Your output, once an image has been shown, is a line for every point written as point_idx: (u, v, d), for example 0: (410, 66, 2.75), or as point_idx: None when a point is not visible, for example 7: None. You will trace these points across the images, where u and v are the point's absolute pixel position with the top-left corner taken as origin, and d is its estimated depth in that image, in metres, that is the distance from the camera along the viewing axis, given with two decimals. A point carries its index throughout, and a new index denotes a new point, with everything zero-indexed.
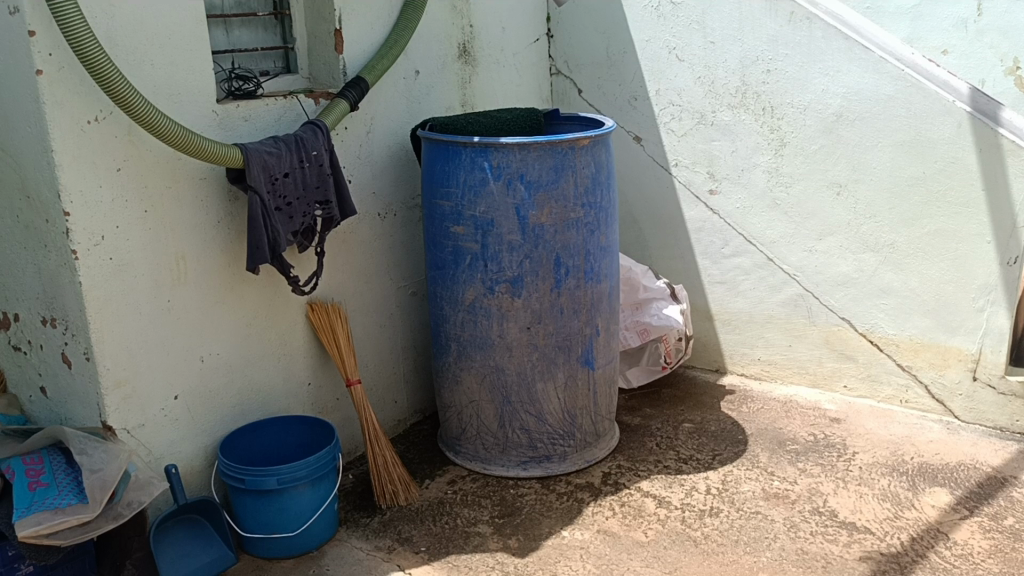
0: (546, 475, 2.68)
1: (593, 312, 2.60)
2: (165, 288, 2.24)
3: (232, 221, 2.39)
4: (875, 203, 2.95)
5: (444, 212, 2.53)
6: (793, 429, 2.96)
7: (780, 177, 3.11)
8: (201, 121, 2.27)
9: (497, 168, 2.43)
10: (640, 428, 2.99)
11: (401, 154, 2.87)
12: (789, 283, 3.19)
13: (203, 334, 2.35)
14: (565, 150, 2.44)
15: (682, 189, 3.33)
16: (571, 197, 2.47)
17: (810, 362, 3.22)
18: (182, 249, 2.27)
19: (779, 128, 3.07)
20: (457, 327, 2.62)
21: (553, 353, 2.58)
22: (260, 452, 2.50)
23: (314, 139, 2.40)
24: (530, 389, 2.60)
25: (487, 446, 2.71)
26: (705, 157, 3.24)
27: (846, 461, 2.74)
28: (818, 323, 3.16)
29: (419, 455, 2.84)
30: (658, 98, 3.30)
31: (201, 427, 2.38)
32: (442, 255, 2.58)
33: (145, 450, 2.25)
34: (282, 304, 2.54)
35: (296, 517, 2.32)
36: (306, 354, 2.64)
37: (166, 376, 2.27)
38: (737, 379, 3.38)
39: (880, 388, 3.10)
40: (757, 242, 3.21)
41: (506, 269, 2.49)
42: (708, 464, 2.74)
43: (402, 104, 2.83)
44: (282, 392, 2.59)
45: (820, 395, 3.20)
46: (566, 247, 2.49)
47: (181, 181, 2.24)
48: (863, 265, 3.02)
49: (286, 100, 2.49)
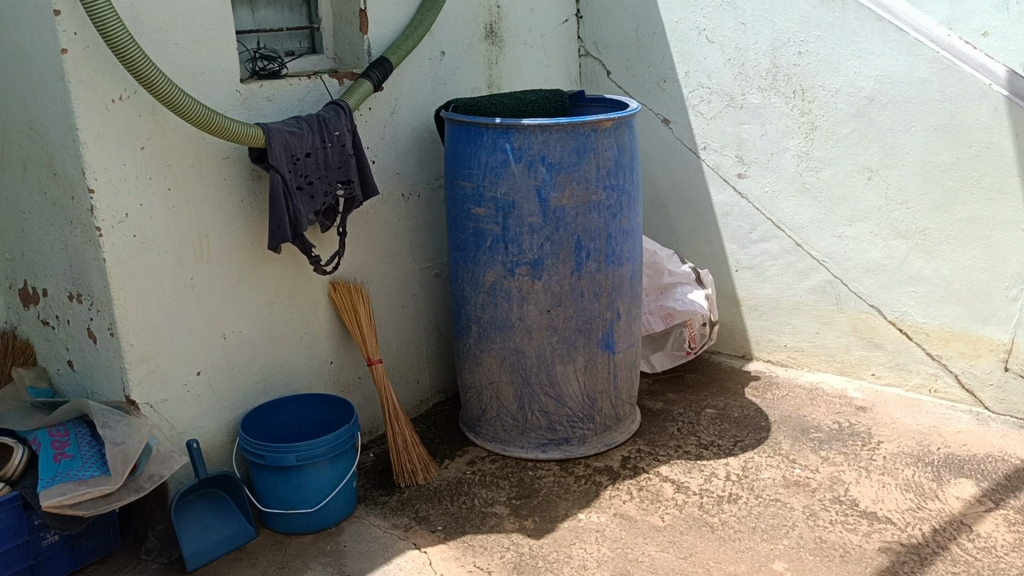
0: (565, 458, 2.68)
1: (614, 296, 2.59)
2: (188, 265, 2.27)
3: (255, 200, 2.41)
4: (906, 188, 2.89)
5: (466, 193, 2.53)
6: (818, 417, 2.92)
7: (810, 162, 3.06)
8: (225, 100, 2.29)
9: (518, 149, 2.42)
10: (662, 413, 2.98)
11: (426, 135, 2.87)
12: (818, 269, 3.14)
13: (226, 311, 2.38)
14: (587, 132, 2.42)
15: (711, 173, 3.29)
16: (593, 179, 2.45)
17: (837, 349, 3.17)
18: (205, 227, 2.30)
19: (810, 111, 3.01)
20: (478, 309, 2.62)
21: (574, 336, 2.57)
22: (282, 429, 2.53)
23: (337, 120, 2.40)
24: (549, 372, 2.60)
25: (507, 428, 2.71)
26: (734, 140, 3.20)
27: (870, 450, 2.70)
28: (847, 310, 3.11)
29: (440, 436, 2.86)
30: (688, 80, 3.26)
31: (224, 403, 2.42)
32: (464, 236, 2.58)
33: (167, 424, 2.29)
34: (304, 283, 2.57)
35: (315, 493, 2.34)
36: (328, 333, 2.67)
37: (189, 352, 2.31)
38: (763, 366, 3.34)
39: (909, 377, 3.04)
40: (785, 227, 3.17)
41: (527, 251, 2.48)
42: (729, 450, 2.72)
43: (427, 85, 2.83)
44: (304, 370, 2.62)
45: (847, 382, 3.16)
46: (587, 229, 2.48)
47: (204, 160, 2.27)
48: (893, 252, 2.97)
49: (310, 80, 2.50)
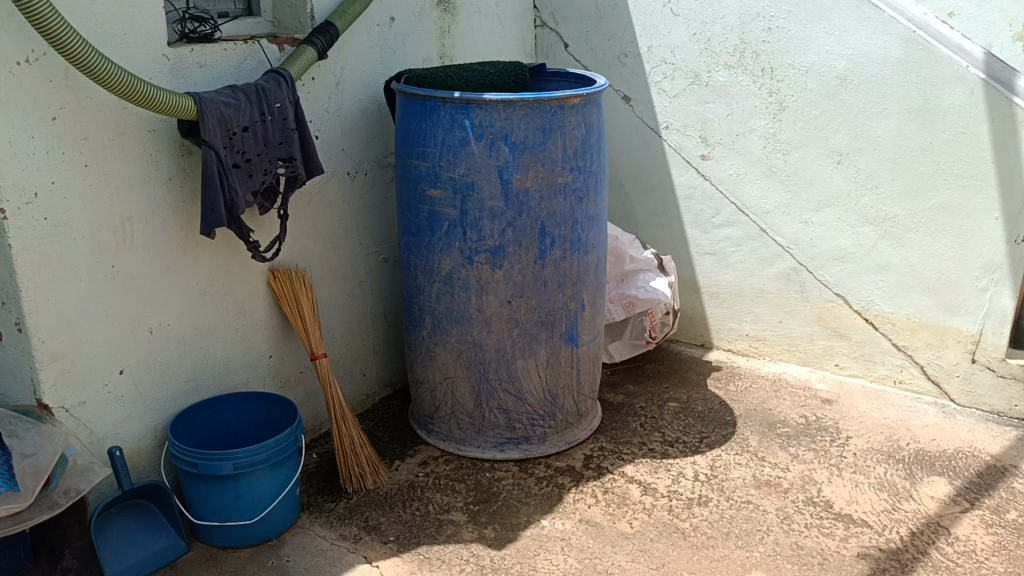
0: (524, 458, 2.52)
1: (579, 286, 2.42)
2: (108, 252, 2.02)
3: (185, 179, 2.16)
4: (877, 173, 2.78)
5: (420, 173, 2.33)
6: (783, 411, 2.81)
7: (778, 144, 2.93)
8: (150, 66, 2.04)
9: (479, 126, 2.22)
10: (624, 406, 2.83)
11: (374, 109, 2.64)
12: (783, 256, 3.02)
13: (152, 302, 2.14)
14: (553, 109, 2.23)
15: (673, 153, 3.14)
16: (559, 160, 2.27)
17: (801, 339, 3.07)
18: (128, 209, 2.05)
19: (779, 91, 2.88)
20: (432, 299, 2.42)
21: (535, 328, 2.40)
22: (215, 430, 2.30)
23: (278, 91, 2.17)
24: (509, 367, 2.43)
25: (462, 426, 2.53)
26: (698, 119, 3.05)
27: (839, 446, 2.60)
28: (811, 298, 3.01)
29: (388, 434, 2.66)
30: (650, 55, 3.09)
31: (150, 405, 2.17)
32: (417, 220, 2.38)
33: (85, 429, 2.04)
34: (241, 271, 2.33)
35: (253, 503, 2.13)
36: (267, 325, 2.44)
37: (110, 349, 2.06)
38: (723, 356, 3.22)
39: (874, 368, 2.96)
40: (749, 212, 3.04)
41: (487, 237, 2.29)
42: (695, 448, 2.59)
43: (375, 53, 2.60)
44: (240, 366, 2.38)
45: (811, 373, 3.06)
46: (552, 215, 2.30)
47: (126, 133, 2.01)
48: (861, 239, 2.86)
49: (247, 45, 2.25)
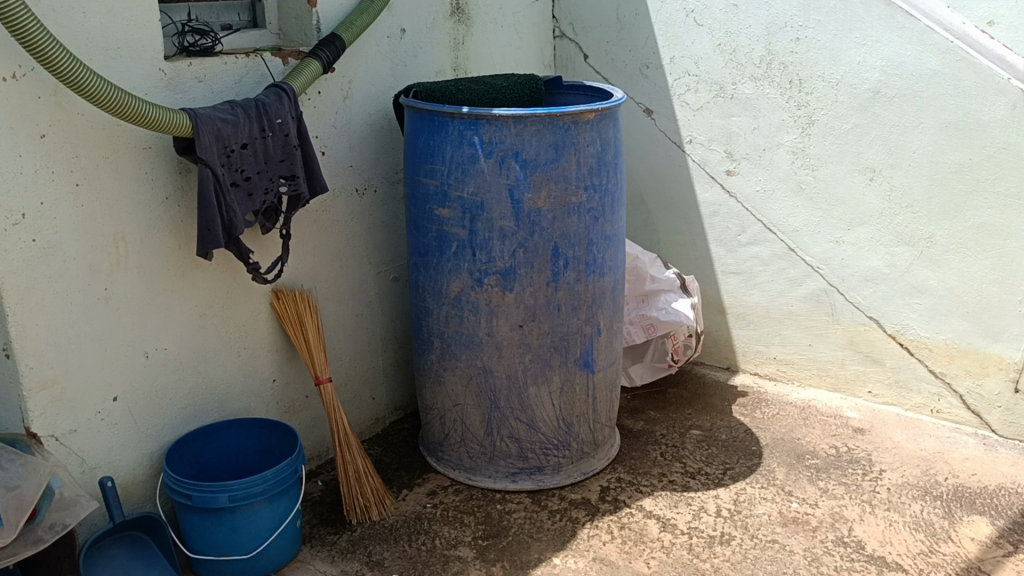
0: (537, 489, 2.40)
1: (594, 309, 2.30)
2: (101, 274, 1.94)
3: (183, 198, 2.07)
4: (912, 190, 2.63)
5: (428, 192, 2.23)
6: (812, 440, 2.67)
7: (807, 159, 2.79)
8: (145, 82, 1.96)
9: (488, 143, 2.11)
10: (644, 434, 2.70)
11: (383, 124, 2.54)
12: (812, 277, 2.88)
13: (148, 326, 2.05)
14: (566, 125, 2.12)
15: (697, 169, 3.01)
16: (572, 178, 2.16)
17: (831, 363, 2.92)
18: (122, 229, 1.96)
19: (808, 104, 2.74)
20: (441, 323, 2.32)
21: (548, 354, 2.28)
22: (214, 458, 2.20)
23: (279, 105, 2.08)
24: (521, 395, 2.31)
25: (472, 455, 2.42)
26: (723, 133, 2.92)
27: (871, 480, 2.46)
28: (843, 321, 2.86)
29: (397, 460, 2.56)
30: (672, 67, 2.98)
31: (146, 433, 2.08)
32: (425, 240, 2.28)
33: (76, 459, 1.95)
34: (243, 292, 2.24)
35: (251, 537, 2.03)
36: (271, 347, 2.34)
37: (103, 375, 1.97)
38: (750, 380, 3.08)
39: (909, 396, 2.81)
40: (777, 230, 2.90)
41: (497, 258, 2.18)
42: (718, 481, 2.45)
43: (385, 66, 2.51)
44: (242, 390, 2.29)
45: (842, 400, 2.91)
46: (565, 235, 2.19)
47: (120, 150, 1.93)
48: (896, 260, 2.72)
49: (249, 58, 2.17)
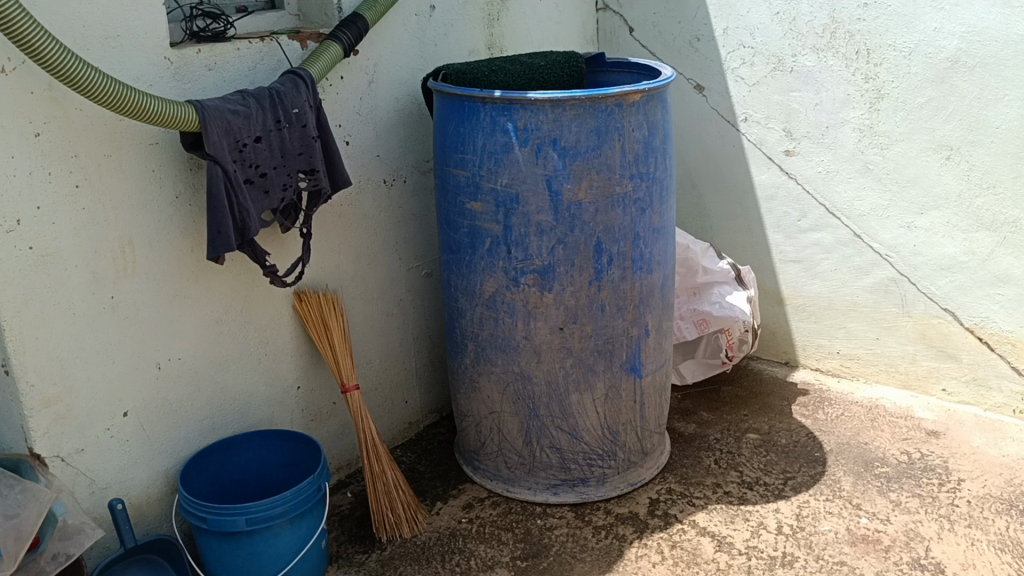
0: (580, 502, 2.23)
1: (642, 309, 2.11)
2: (106, 282, 1.80)
3: (194, 196, 1.92)
4: (995, 170, 2.38)
5: (459, 183, 2.05)
6: (882, 445, 2.45)
7: (875, 137, 2.55)
8: (150, 71, 1.80)
9: (523, 130, 1.92)
10: (696, 438, 2.51)
11: (412, 109, 2.36)
12: (880, 265, 2.64)
13: (160, 335, 1.91)
14: (609, 108, 1.92)
15: (753, 149, 2.78)
16: (616, 167, 1.96)
17: (901, 359, 2.69)
18: (129, 232, 1.82)
19: (876, 77, 2.49)
20: (475, 325, 2.15)
21: (591, 358, 2.10)
22: (235, 472, 2.08)
23: (296, 94, 1.90)
24: (562, 402, 2.13)
25: (511, 465, 2.25)
26: (782, 110, 2.69)
27: (949, 492, 2.24)
28: (914, 314, 2.62)
29: (431, 469, 2.41)
30: (726, 39, 2.74)
31: (161, 448, 1.95)
32: (457, 236, 2.10)
33: (86, 479, 1.83)
34: (263, 295, 2.09)
35: (272, 560, 1.90)
36: (295, 352, 2.20)
37: (112, 389, 1.84)
38: (811, 376, 2.86)
39: (989, 395, 2.56)
40: (842, 214, 2.67)
41: (534, 256, 2.00)
42: (779, 492, 2.25)
43: (413, 47, 2.33)
44: (264, 399, 2.15)
45: (912, 398, 2.68)
46: (609, 230, 1.99)
47: (124, 147, 1.78)
48: (975, 247, 2.47)
49: (264, 42, 2.00)
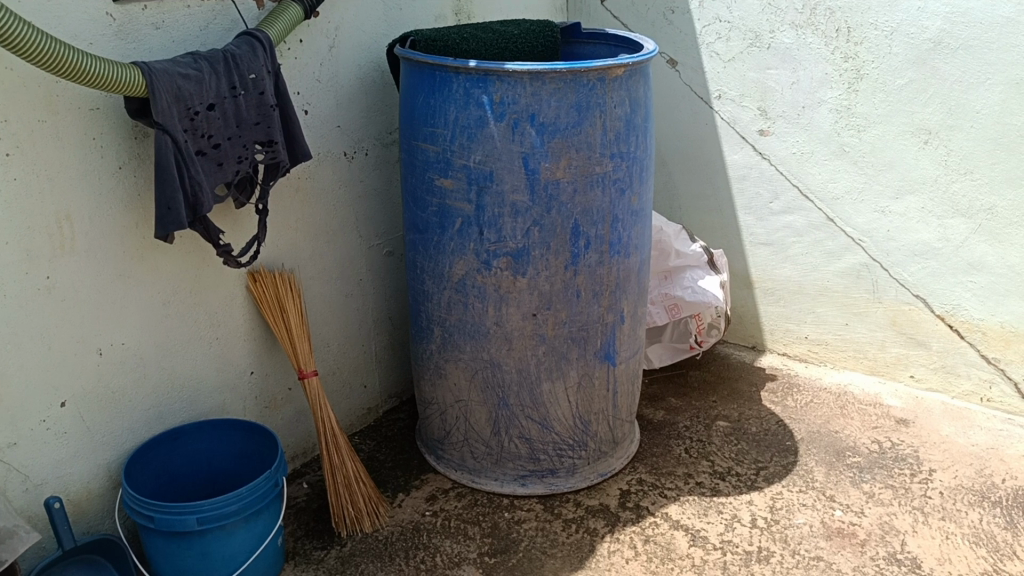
0: (549, 494, 2.14)
1: (618, 295, 2.02)
2: (41, 260, 1.63)
3: (139, 167, 1.75)
4: (973, 155, 2.33)
5: (428, 159, 1.92)
6: (852, 434, 2.41)
7: (852, 119, 2.48)
8: (91, 28, 1.63)
9: (499, 103, 1.80)
10: (665, 426, 2.44)
11: (376, 77, 2.22)
12: (852, 249, 2.59)
13: (102, 319, 1.75)
14: (591, 82, 1.81)
15: (726, 127, 2.70)
16: (596, 145, 1.85)
17: (869, 345, 2.66)
18: (66, 206, 1.65)
19: (856, 56, 2.42)
20: (442, 309, 2.03)
21: (565, 346, 2.00)
22: (184, 464, 1.93)
23: (252, 58, 1.75)
24: (533, 391, 2.04)
25: (477, 455, 2.15)
26: (758, 88, 2.61)
27: (922, 483, 2.20)
28: (885, 300, 2.58)
29: (392, 458, 2.30)
30: (701, 12, 2.64)
31: (103, 440, 1.80)
32: (425, 215, 1.98)
33: (19, 475, 1.68)
34: (214, 275, 1.94)
35: (225, 561, 1.77)
36: (248, 336, 2.06)
37: (48, 377, 1.69)
38: (778, 362, 2.81)
39: (957, 383, 2.54)
40: (815, 197, 2.61)
41: (508, 238, 1.89)
42: (751, 483, 2.20)
43: (377, 10, 2.18)
44: (215, 386, 2.01)
45: (880, 385, 2.65)
46: (587, 211, 1.89)
47: (61, 112, 1.61)
48: (949, 233, 2.43)
49: (217, 0, 1.84)
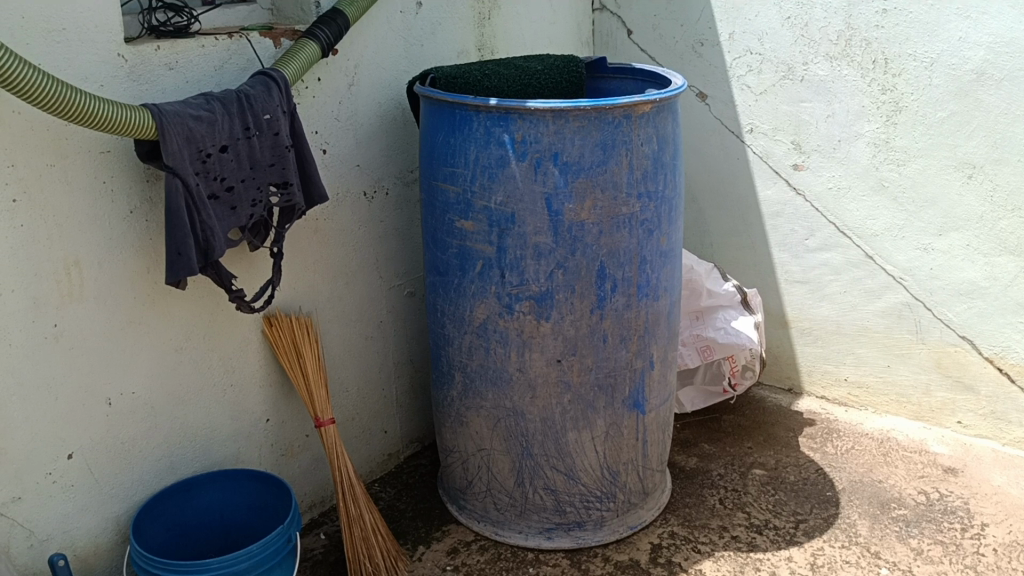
0: (576, 548, 2.04)
1: (647, 340, 1.93)
2: (48, 308, 1.58)
3: (152, 211, 1.70)
4: (1021, 191, 2.22)
5: (448, 200, 1.85)
6: (896, 484, 2.28)
7: (891, 153, 2.38)
8: (102, 69, 1.59)
9: (521, 142, 1.73)
10: (698, 474, 2.33)
11: (396, 115, 2.16)
12: (894, 288, 2.48)
13: (111, 367, 1.70)
14: (616, 119, 1.74)
15: (759, 162, 2.61)
16: (623, 185, 1.77)
17: (913, 388, 2.53)
18: (75, 252, 1.61)
19: (894, 88, 2.33)
20: (464, 354, 1.95)
21: (591, 393, 1.91)
22: (196, 517, 1.86)
23: (267, 98, 1.70)
24: (558, 441, 1.95)
25: (501, 507, 2.06)
26: (791, 121, 2.52)
27: (973, 539, 2.07)
28: (929, 341, 2.46)
29: (412, 507, 2.21)
30: (732, 44, 2.57)
31: (111, 493, 1.74)
32: (445, 257, 1.91)
33: (23, 531, 1.62)
34: (228, 320, 1.88)
35: None
36: (264, 381, 1.99)
37: (55, 429, 1.63)
38: (816, 405, 2.69)
39: (1008, 429, 2.41)
40: (853, 234, 2.50)
41: (531, 281, 1.81)
42: (790, 538, 2.08)
43: (397, 47, 2.13)
44: (229, 434, 1.94)
45: (925, 431, 2.52)
46: (613, 253, 1.81)
47: (70, 156, 1.57)
48: (997, 272, 2.31)
49: (232, 39, 1.80)
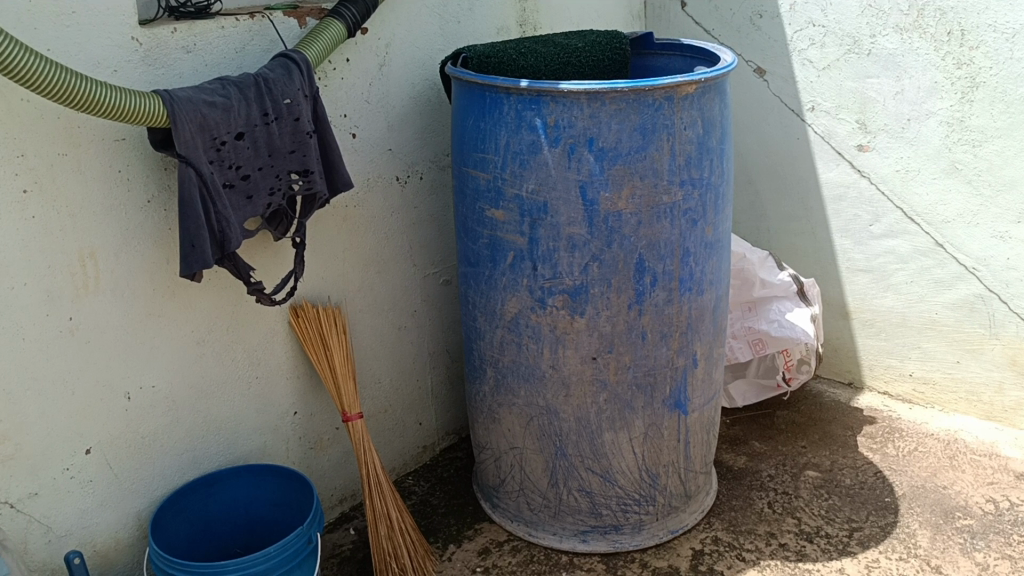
0: (612, 553, 1.95)
1: (689, 336, 1.81)
2: (63, 301, 1.54)
3: (170, 200, 1.65)
4: None
5: (478, 187, 1.75)
6: (962, 490, 2.13)
7: (966, 133, 2.19)
8: (115, 54, 1.53)
9: (553, 127, 1.62)
10: (747, 475, 2.21)
11: (431, 96, 2.07)
12: (965, 279, 2.30)
13: (129, 361, 1.65)
14: (657, 102, 1.61)
15: (820, 142, 2.44)
16: (664, 172, 1.65)
17: (984, 386, 2.36)
18: (90, 243, 1.56)
19: (971, 62, 2.13)
20: (495, 349, 1.86)
21: (628, 393, 1.81)
22: (220, 511, 1.83)
23: (287, 82, 1.62)
24: (593, 442, 1.85)
25: (534, 507, 1.98)
26: (856, 99, 2.34)
27: None
28: (1003, 336, 2.28)
29: (445, 503, 2.14)
30: (793, 16, 2.39)
31: (132, 488, 1.71)
32: (475, 247, 1.81)
33: (41, 526, 1.59)
34: (253, 312, 1.83)
35: None
36: (291, 374, 1.93)
37: (72, 424, 1.60)
38: (878, 401, 2.53)
39: None
40: (922, 220, 2.33)
41: (564, 274, 1.70)
42: (843, 548, 1.95)
43: (431, 24, 2.03)
44: (255, 428, 1.90)
45: (997, 432, 2.34)
46: (653, 245, 1.69)
47: (83, 145, 1.51)
48: None
49: (254, 20, 1.72)
